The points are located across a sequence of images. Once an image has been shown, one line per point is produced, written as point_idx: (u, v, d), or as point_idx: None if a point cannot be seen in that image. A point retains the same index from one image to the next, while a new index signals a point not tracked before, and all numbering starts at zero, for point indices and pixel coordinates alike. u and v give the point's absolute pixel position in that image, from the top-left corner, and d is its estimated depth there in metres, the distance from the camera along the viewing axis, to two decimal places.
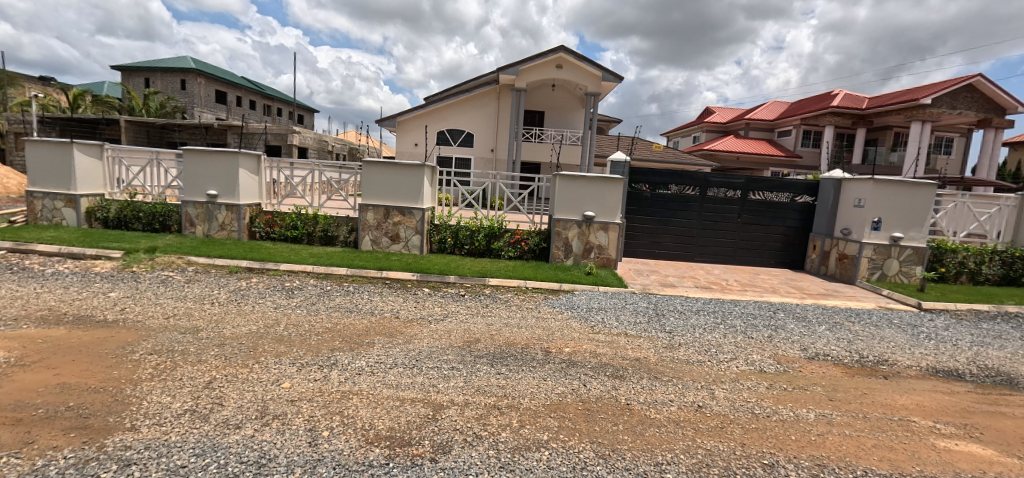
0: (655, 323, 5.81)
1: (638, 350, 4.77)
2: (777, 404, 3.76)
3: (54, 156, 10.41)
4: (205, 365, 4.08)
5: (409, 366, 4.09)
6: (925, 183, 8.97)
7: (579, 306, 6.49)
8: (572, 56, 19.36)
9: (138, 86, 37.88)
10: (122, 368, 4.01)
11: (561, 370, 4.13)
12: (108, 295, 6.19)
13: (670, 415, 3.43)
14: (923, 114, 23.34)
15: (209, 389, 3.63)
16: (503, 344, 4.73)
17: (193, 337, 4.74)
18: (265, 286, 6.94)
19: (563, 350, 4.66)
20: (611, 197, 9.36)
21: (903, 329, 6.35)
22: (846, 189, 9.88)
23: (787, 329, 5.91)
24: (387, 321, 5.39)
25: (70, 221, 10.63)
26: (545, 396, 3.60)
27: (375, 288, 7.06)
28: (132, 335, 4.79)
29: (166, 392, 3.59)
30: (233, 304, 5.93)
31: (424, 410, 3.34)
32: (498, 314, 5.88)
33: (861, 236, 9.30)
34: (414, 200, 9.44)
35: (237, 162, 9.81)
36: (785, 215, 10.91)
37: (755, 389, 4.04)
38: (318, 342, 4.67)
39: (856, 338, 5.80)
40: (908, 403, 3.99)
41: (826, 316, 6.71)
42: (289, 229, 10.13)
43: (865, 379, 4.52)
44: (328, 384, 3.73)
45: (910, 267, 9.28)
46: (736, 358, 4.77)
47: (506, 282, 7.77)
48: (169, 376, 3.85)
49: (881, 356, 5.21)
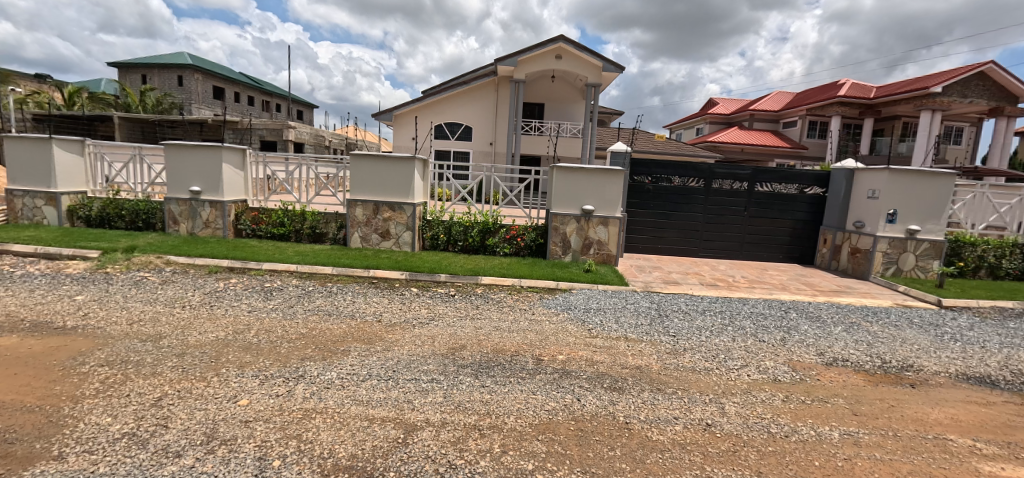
0: (658, 325, 5.38)
1: (640, 357, 4.35)
2: (796, 421, 3.35)
3: (33, 152, 10.01)
4: (159, 378, 3.68)
5: (385, 378, 3.70)
6: (944, 173, 8.48)
7: (576, 306, 6.07)
8: (572, 46, 18.77)
9: (136, 82, 37.54)
10: (66, 382, 3.59)
11: (552, 382, 3.71)
12: (75, 298, 5.81)
13: (674, 436, 3.02)
14: (934, 103, 22.68)
15: (156, 408, 3.24)
16: (492, 351, 4.32)
17: (153, 346, 4.34)
18: (244, 287, 6.56)
19: (556, 357, 4.25)
20: (611, 190, 8.90)
21: (925, 330, 5.89)
22: (858, 180, 9.41)
23: (801, 331, 5.47)
24: (368, 326, 4.98)
25: (52, 220, 10.25)
26: (533, 414, 3.20)
27: (360, 288, 6.65)
28: (87, 343, 4.38)
29: (108, 412, 3.18)
30: (205, 308, 5.53)
31: (394, 432, 2.94)
32: (488, 317, 5.45)
33: (876, 229, 8.83)
34: (404, 194, 9.04)
35: (220, 156, 9.38)
36: (794, 207, 10.43)
37: (770, 402, 3.62)
38: (289, 350, 4.27)
39: (876, 340, 5.36)
40: (942, 418, 3.59)
41: (841, 316, 6.27)
42: (275, 226, 9.73)
43: (890, 388, 4.09)
44: (290, 401, 3.33)
45: (926, 262, 8.82)
46: (747, 365, 4.34)
47: (499, 281, 7.35)
48: (114, 393, 3.45)
49: (906, 361, 4.78)
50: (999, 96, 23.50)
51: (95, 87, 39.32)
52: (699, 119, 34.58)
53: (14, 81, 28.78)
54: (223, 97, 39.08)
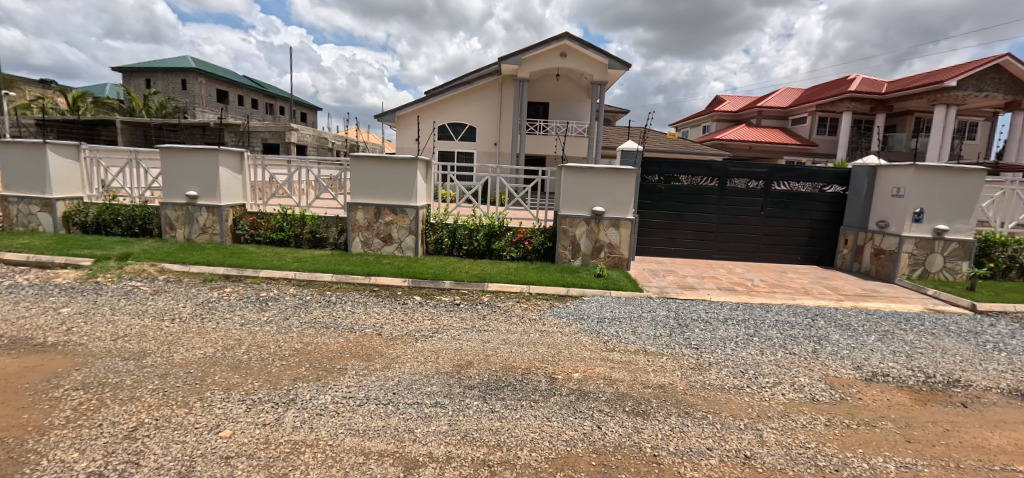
0: (678, 337, 5.00)
1: (663, 374, 3.98)
2: (844, 451, 2.96)
3: (27, 157, 9.76)
4: (137, 404, 3.37)
5: (385, 401, 3.36)
6: (973, 169, 8.04)
7: (589, 315, 5.71)
8: (578, 43, 18.37)
9: (140, 86, 37.53)
10: (35, 410, 3.28)
11: (569, 405, 3.35)
12: (60, 311, 5.51)
13: (709, 471, 2.66)
14: (948, 97, 22.09)
15: (130, 440, 2.92)
16: (501, 369, 3.97)
17: (135, 365, 4.02)
18: (238, 297, 6.24)
19: (571, 375, 3.90)
20: (622, 191, 8.52)
21: (965, 338, 5.47)
22: (881, 177, 8.99)
23: (832, 342, 5.07)
24: (367, 340, 4.64)
25: (48, 226, 10.00)
26: (549, 446, 2.84)
27: (360, 297, 6.32)
28: (64, 363, 4.06)
29: (76, 446, 2.87)
30: (196, 321, 5.20)
31: (392, 470, 2.59)
32: (496, 329, 5.09)
33: (901, 229, 8.40)
34: (407, 197, 8.70)
35: (217, 160, 9.08)
36: (812, 206, 10.01)
37: (812, 427, 3.22)
38: (280, 369, 3.93)
39: (915, 351, 4.95)
40: (1006, 445, 3.17)
41: (873, 324, 5.85)
42: (275, 231, 9.42)
43: (941, 408, 3.67)
44: (277, 431, 3.00)
45: (954, 263, 8.38)
46: (780, 382, 3.96)
47: (506, 287, 6.99)
48: (86, 422, 3.13)
49: (951, 375, 4.35)
50: (1016, 89, 22.85)
51: (101, 91, 39.34)
52: (706, 117, 34.06)
53: (14, 87, 28.61)
54: (226, 100, 38.96)
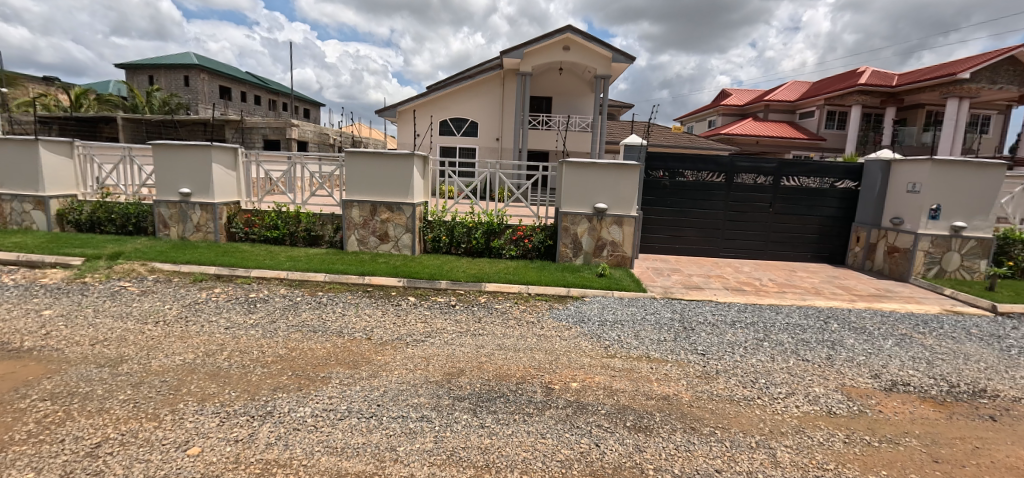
0: (683, 342, 4.74)
1: (667, 384, 3.73)
2: (866, 473, 2.70)
3: (19, 154, 9.60)
4: (106, 416, 3.16)
5: (368, 414, 3.15)
6: (992, 164, 7.70)
7: (590, 318, 5.46)
8: (580, 36, 18.03)
9: (143, 83, 37.49)
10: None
11: (565, 420, 3.11)
12: (42, 313, 5.33)
13: None
14: (961, 89, 21.61)
15: (91, 458, 2.71)
16: (494, 378, 3.73)
17: (109, 373, 3.81)
18: (226, 298, 6.03)
19: (568, 385, 3.65)
20: (626, 187, 8.24)
21: (988, 343, 5.17)
22: (895, 172, 8.64)
23: (847, 346, 4.80)
24: (355, 346, 4.41)
25: (41, 224, 9.85)
26: (543, 467, 2.61)
27: (352, 298, 6.10)
28: (36, 371, 3.86)
29: (32, 465, 2.65)
30: (179, 324, 5.00)
31: None
32: (491, 333, 4.85)
33: (917, 226, 8.07)
34: (403, 194, 8.47)
35: (210, 156, 8.86)
36: (822, 202, 9.68)
37: (830, 445, 2.97)
38: (261, 378, 3.72)
39: (936, 357, 4.66)
40: None
41: (889, 327, 5.56)
42: (269, 229, 9.22)
43: (968, 423, 3.40)
44: (250, 449, 2.78)
45: (972, 262, 8.06)
46: (793, 392, 3.70)
47: (504, 287, 6.75)
48: (47, 437, 2.92)
49: (977, 385, 4.07)
50: None
51: (105, 89, 39.39)
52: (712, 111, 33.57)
53: (16, 84, 28.54)
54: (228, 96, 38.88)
